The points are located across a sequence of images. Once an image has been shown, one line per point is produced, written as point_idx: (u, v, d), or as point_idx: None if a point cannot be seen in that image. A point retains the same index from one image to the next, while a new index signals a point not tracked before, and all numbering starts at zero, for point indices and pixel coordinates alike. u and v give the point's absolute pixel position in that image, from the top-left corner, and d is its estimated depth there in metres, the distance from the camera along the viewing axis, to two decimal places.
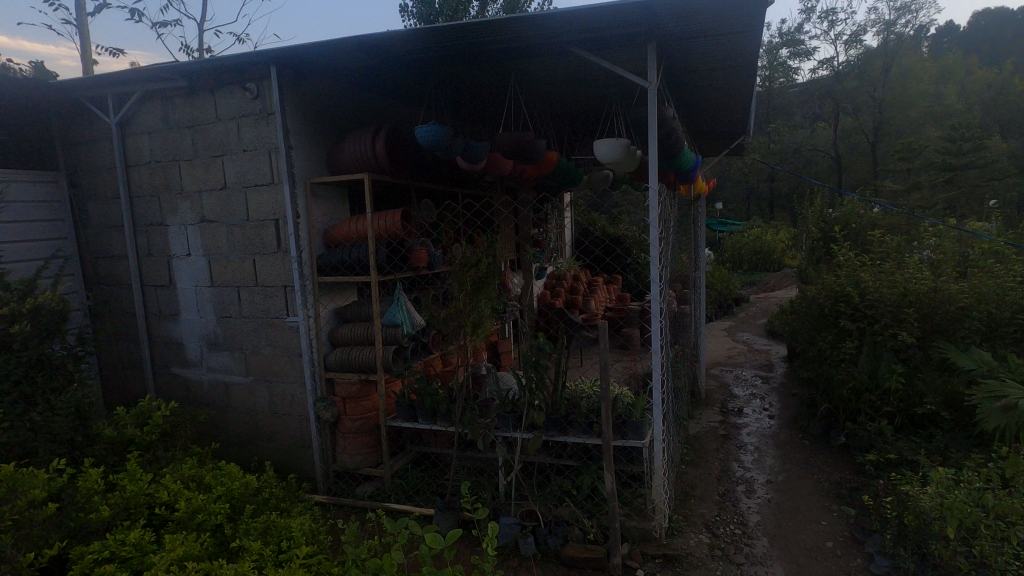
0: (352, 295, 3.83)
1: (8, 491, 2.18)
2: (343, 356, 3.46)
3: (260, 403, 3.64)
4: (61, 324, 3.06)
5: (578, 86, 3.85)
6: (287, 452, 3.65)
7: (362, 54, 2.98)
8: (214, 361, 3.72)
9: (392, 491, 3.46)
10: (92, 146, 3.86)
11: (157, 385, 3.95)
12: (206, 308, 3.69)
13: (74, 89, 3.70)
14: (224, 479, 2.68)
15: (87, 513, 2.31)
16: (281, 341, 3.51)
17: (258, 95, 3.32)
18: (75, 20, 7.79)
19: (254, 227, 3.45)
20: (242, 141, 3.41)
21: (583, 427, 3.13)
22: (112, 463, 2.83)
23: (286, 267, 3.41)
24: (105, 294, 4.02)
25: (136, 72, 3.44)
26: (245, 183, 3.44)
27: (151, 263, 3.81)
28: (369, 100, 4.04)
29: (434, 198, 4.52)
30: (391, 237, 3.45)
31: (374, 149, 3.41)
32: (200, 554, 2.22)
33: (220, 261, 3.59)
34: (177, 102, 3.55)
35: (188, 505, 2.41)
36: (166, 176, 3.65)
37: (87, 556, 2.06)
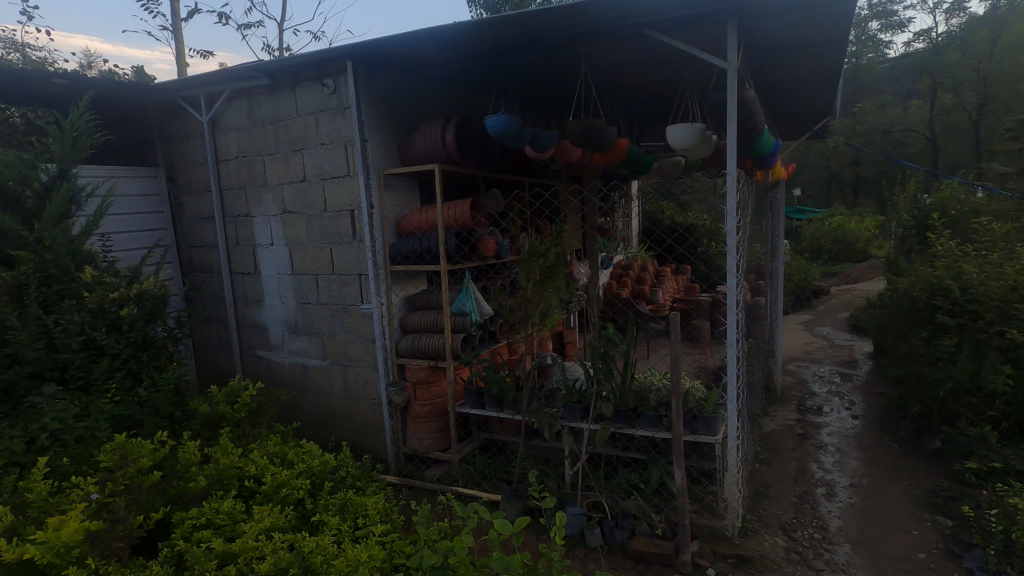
0: (422, 283, 3.93)
1: (120, 458, 2.40)
2: (413, 343, 3.56)
3: (336, 386, 3.82)
4: (162, 308, 3.32)
5: (650, 69, 3.73)
6: (361, 433, 3.81)
7: (433, 47, 3.02)
8: (295, 345, 3.93)
9: (460, 476, 3.54)
10: (187, 143, 4.15)
11: (244, 366, 4.22)
12: (287, 294, 3.90)
13: (170, 91, 3.98)
14: (305, 456, 2.84)
15: (187, 482, 2.51)
16: (356, 328, 3.66)
17: (335, 90, 3.44)
18: (170, 26, 8.39)
19: (331, 218, 3.60)
20: (320, 135, 3.56)
21: (652, 420, 3.07)
22: (207, 436, 3.06)
23: (361, 256, 3.54)
24: (198, 281, 4.33)
25: (225, 72, 3.66)
26: (323, 175, 3.59)
27: (239, 252, 4.06)
28: (439, 92, 4.10)
29: (502, 188, 4.55)
30: (461, 227, 3.51)
31: (445, 140, 3.47)
32: (285, 525, 2.37)
33: (300, 250, 3.78)
34: (261, 99, 3.75)
35: (274, 479, 2.58)
36: (252, 169, 3.88)
37: (187, 522, 2.26)
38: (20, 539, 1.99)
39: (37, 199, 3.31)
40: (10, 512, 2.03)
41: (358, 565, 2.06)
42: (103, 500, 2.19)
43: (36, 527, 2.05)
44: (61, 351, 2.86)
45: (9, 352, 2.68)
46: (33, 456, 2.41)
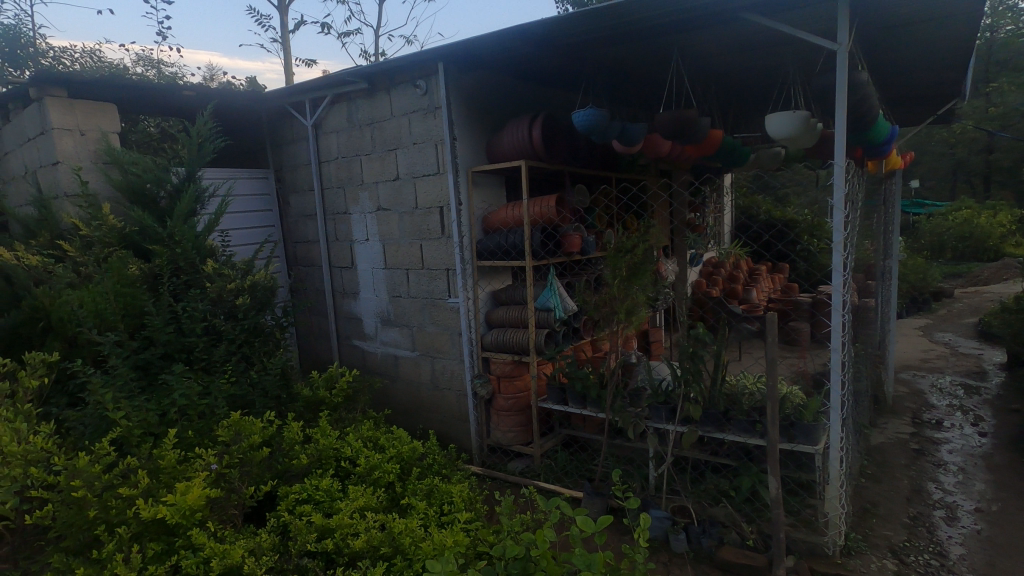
0: (507, 278, 4.00)
1: (236, 434, 2.65)
2: (498, 337, 3.63)
3: (424, 376, 3.97)
4: (271, 298, 3.62)
5: (748, 56, 3.54)
6: (447, 423, 3.93)
7: (521, 44, 3.04)
8: (386, 336, 4.13)
9: (542, 471, 3.56)
10: (293, 146, 4.47)
11: (341, 354, 4.49)
12: (380, 288, 4.10)
13: (280, 98, 4.31)
14: (396, 442, 2.97)
15: (291, 459, 2.71)
16: (444, 321, 3.78)
17: (427, 91, 3.57)
18: (280, 39, 9.07)
19: (422, 215, 3.74)
20: (412, 135, 3.70)
21: (744, 425, 2.92)
22: (308, 418, 3.28)
23: (449, 252, 3.66)
24: (302, 274, 4.66)
25: (327, 79, 3.90)
26: (415, 173, 3.74)
27: (338, 247, 4.33)
28: (526, 89, 4.13)
29: (588, 183, 4.51)
30: (547, 223, 3.56)
31: (531, 137, 3.50)
32: (377, 506, 2.50)
33: (392, 246, 3.96)
34: (359, 103, 3.96)
35: (367, 462, 2.73)
36: (350, 169, 4.11)
37: (291, 496, 2.45)
38: (154, 500, 2.26)
39: (169, 199, 3.72)
40: (146, 475, 2.31)
41: (444, 549, 2.14)
42: (221, 470, 2.42)
43: (167, 489, 2.33)
44: (188, 334, 3.19)
45: (146, 334, 3.04)
46: (165, 427, 2.72)
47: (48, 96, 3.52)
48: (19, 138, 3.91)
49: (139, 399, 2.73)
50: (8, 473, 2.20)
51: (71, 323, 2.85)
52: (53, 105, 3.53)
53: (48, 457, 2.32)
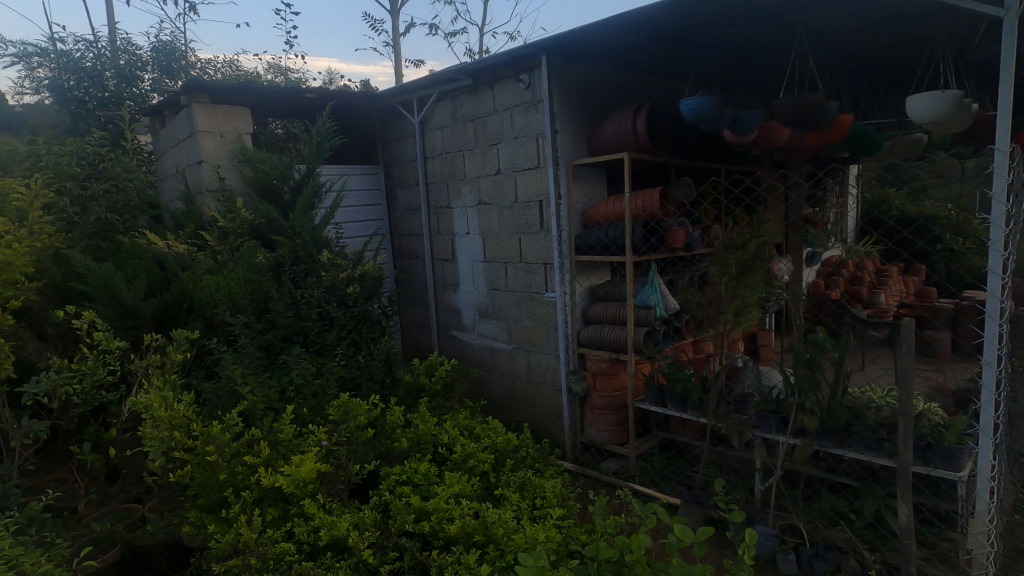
0: (606, 274, 3.91)
1: (344, 414, 2.82)
2: (595, 333, 3.57)
3: (519, 369, 3.99)
4: (379, 287, 3.82)
5: (886, 29, 3.16)
6: (541, 417, 3.93)
7: (627, 32, 2.94)
8: (484, 327, 4.21)
9: (637, 473, 3.46)
10: (401, 143, 4.67)
11: (441, 344, 4.64)
12: (479, 280, 4.18)
13: (390, 97, 4.52)
14: (491, 432, 3.00)
15: (393, 442, 2.83)
16: (540, 315, 3.78)
17: (529, 84, 3.57)
18: (392, 42, 9.52)
19: (521, 209, 3.76)
20: (514, 129, 3.72)
21: (868, 443, 2.64)
22: (409, 404, 3.40)
23: (547, 246, 3.64)
24: (406, 265, 4.87)
25: (434, 77, 4.03)
26: (516, 167, 3.76)
27: (440, 240, 4.47)
28: (631, 79, 4.00)
29: (695, 176, 4.30)
30: (649, 217, 3.44)
31: (636, 128, 3.40)
32: (471, 494, 2.55)
33: (492, 239, 4.01)
34: (463, 99, 4.05)
35: (462, 450, 2.78)
36: (453, 164, 4.22)
37: (392, 477, 2.56)
38: (273, 470, 2.47)
39: (292, 194, 4.04)
40: (267, 447, 2.53)
41: (536, 544, 2.13)
42: (330, 447, 2.59)
43: (284, 460, 2.53)
44: (305, 319, 3.45)
45: (270, 317, 3.32)
46: (283, 403, 2.96)
47: (194, 102, 3.95)
48: (172, 141, 4.43)
49: (262, 376, 2.99)
50: (157, 436, 2.51)
51: (209, 305, 3.19)
52: (198, 111, 3.97)
53: (188, 423, 2.62)
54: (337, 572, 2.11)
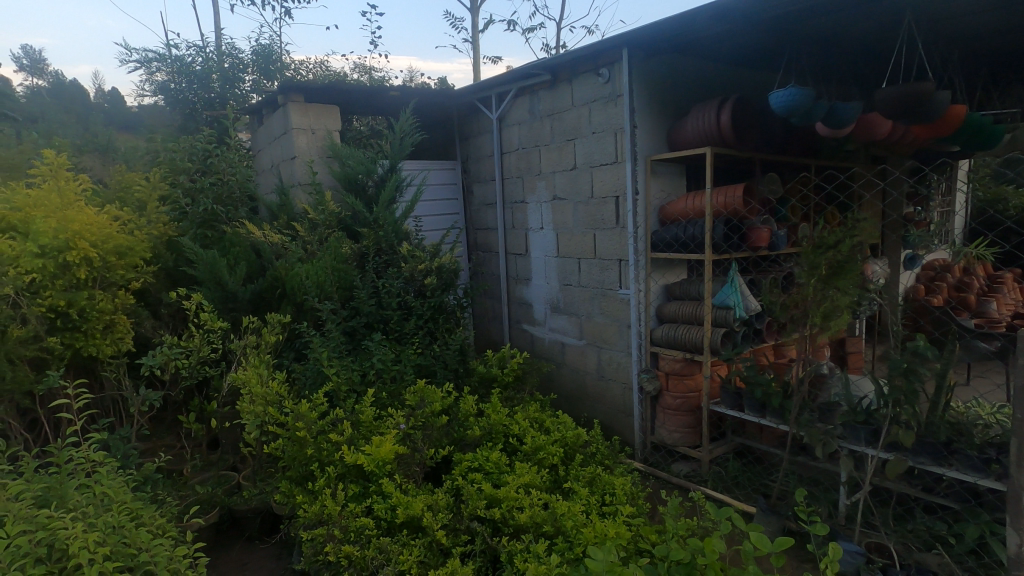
0: (683, 272, 3.82)
1: (421, 400, 2.92)
2: (670, 332, 3.50)
3: (590, 365, 3.97)
4: (455, 279, 3.92)
5: (1011, 10, 2.87)
6: (610, 415, 3.89)
7: (715, 22, 2.85)
8: (555, 322, 4.22)
9: (710, 477, 3.36)
10: (479, 138, 4.77)
11: (513, 337, 4.70)
12: (552, 275, 4.20)
13: (469, 94, 4.61)
14: (560, 426, 3.02)
15: (466, 429, 2.91)
16: (613, 312, 3.74)
17: (609, 79, 3.53)
18: (471, 39, 9.69)
19: (597, 204, 3.73)
20: (592, 124, 3.70)
21: (972, 462, 2.43)
22: (482, 394, 3.47)
23: (623, 242, 3.60)
24: (480, 259, 4.96)
25: (513, 73, 4.07)
26: (592, 163, 3.74)
27: (514, 235, 4.53)
28: (716, 70, 3.86)
29: (782, 172, 4.10)
30: (731, 214, 3.32)
31: (719, 122, 3.29)
32: (541, 485, 2.58)
33: (566, 234, 4.02)
34: (541, 94, 4.07)
35: (532, 442, 2.81)
36: (529, 159, 4.26)
37: (465, 463, 2.64)
38: (355, 448, 2.62)
39: (375, 188, 4.23)
40: (349, 427, 2.68)
41: (605, 539, 2.13)
42: (407, 430, 2.71)
43: (364, 440, 2.68)
44: (386, 307, 3.59)
45: (354, 305, 3.50)
46: (364, 386, 3.11)
47: (290, 102, 4.23)
48: (269, 138, 4.77)
49: (346, 360, 3.16)
50: (254, 410, 2.73)
51: (300, 291, 3.41)
52: (293, 110, 4.24)
53: (280, 400, 2.83)
54: (412, 550, 2.22)
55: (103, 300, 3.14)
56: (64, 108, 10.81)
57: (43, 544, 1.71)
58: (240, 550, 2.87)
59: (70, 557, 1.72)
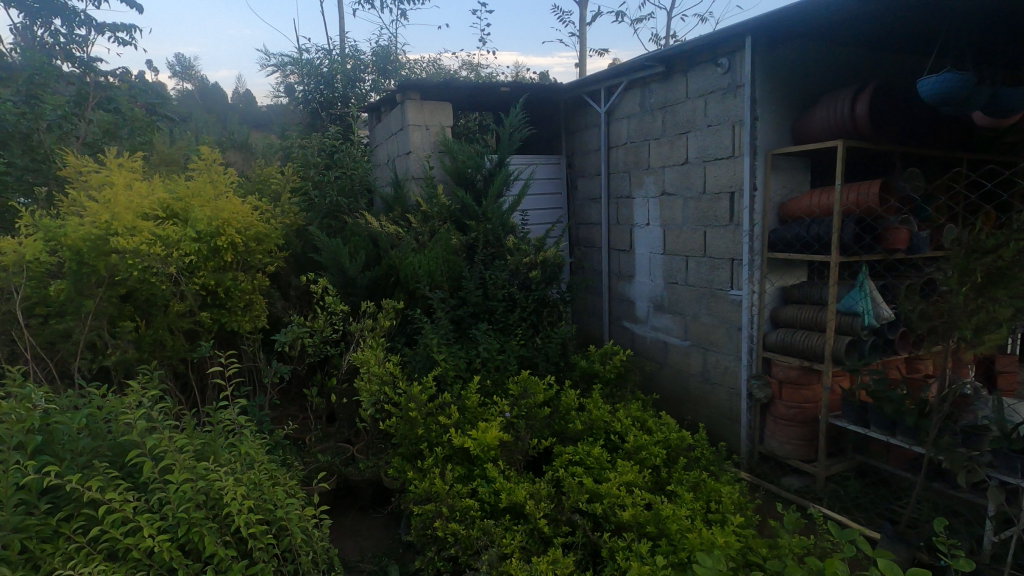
0: (802, 274, 3.57)
1: (524, 390, 2.97)
2: (786, 337, 3.29)
3: (694, 368, 3.82)
4: (558, 273, 3.94)
5: None
6: (714, 420, 3.72)
7: (856, 3, 2.62)
8: (658, 320, 4.11)
9: (825, 495, 3.13)
10: (586, 133, 4.75)
11: (612, 334, 4.64)
12: (656, 273, 4.10)
13: (578, 88, 4.60)
14: (663, 427, 2.95)
15: (567, 423, 2.92)
16: (722, 313, 3.58)
17: (728, 69, 3.37)
18: (578, 32, 9.61)
19: (709, 201, 3.59)
20: (707, 117, 3.56)
21: None
22: (582, 388, 3.47)
23: (736, 241, 3.43)
24: (582, 254, 4.94)
25: (625, 66, 4.01)
26: (706, 157, 3.59)
27: (618, 231, 4.46)
28: (849, 56, 3.56)
29: (925, 167, 3.70)
30: (864, 212, 3.05)
31: (854, 113, 3.04)
32: (643, 485, 2.54)
33: (674, 231, 3.90)
34: (653, 87, 3.97)
35: (635, 441, 2.77)
36: (638, 154, 4.17)
37: (566, 456, 2.66)
38: (461, 431, 2.74)
39: (484, 182, 4.37)
40: (456, 411, 2.81)
41: (713, 547, 2.07)
42: (511, 419, 2.79)
43: (469, 425, 2.79)
44: (491, 298, 3.66)
45: (461, 294, 3.61)
46: (470, 373, 3.22)
47: (408, 100, 4.47)
48: (387, 134, 5.07)
49: (453, 347, 3.29)
50: (371, 388, 2.94)
51: (413, 279, 3.60)
52: (411, 107, 4.48)
53: (394, 381, 3.01)
54: (515, 535, 2.29)
55: (244, 281, 3.51)
56: (210, 110, 12.15)
57: (202, 490, 1.96)
58: (354, 518, 3.10)
59: (223, 505, 1.95)
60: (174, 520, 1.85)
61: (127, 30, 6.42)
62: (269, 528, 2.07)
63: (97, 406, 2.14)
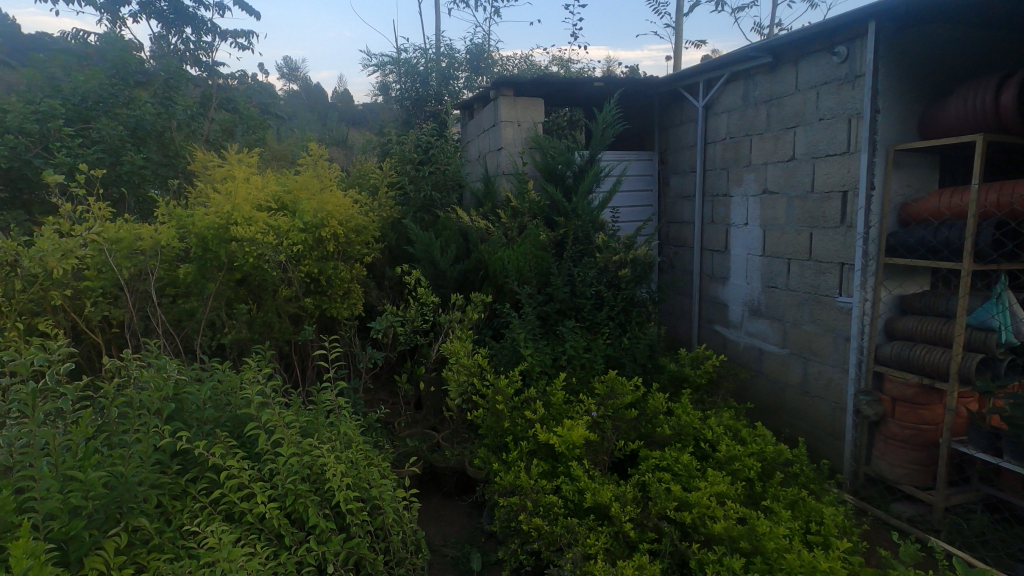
0: (925, 283, 3.24)
1: (610, 390, 2.92)
2: (902, 351, 3.01)
3: (793, 378, 3.58)
4: (648, 272, 3.84)
5: None
6: (814, 435, 3.47)
7: None
8: (754, 326, 3.90)
9: (943, 528, 2.84)
10: (681, 128, 4.58)
11: (702, 338, 4.46)
12: (754, 275, 3.88)
13: (675, 82, 4.44)
14: (758, 438, 2.79)
15: (654, 427, 2.84)
16: (828, 321, 3.33)
17: (847, 58, 3.12)
18: (674, 23, 9.25)
19: (817, 200, 3.34)
20: (819, 110, 3.31)
21: None
22: (671, 392, 3.36)
23: (848, 244, 3.17)
24: (673, 253, 4.78)
25: (728, 57, 3.82)
26: (816, 153, 3.34)
27: (713, 230, 4.28)
28: (992, 40, 3.18)
29: None
30: (1007, 215, 2.71)
31: (996, 104, 2.72)
32: (735, 497, 2.42)
33: (775, 232, 3.67)
34: (759, 79, 3.76)
35: (728, 451, 2.64)
36: (738, 150, 3.97)
37: (653, 460, 2.59)
38: (546, 428, 2.75)
39: (574, 178, 4.33)
40: (542, 406, 2.81)
41: (814, 571, 1.93)
42: (597, 419, 2.76)
43: (554, 421, 2.79)
44: (579, 296, 3.62)
45: (549, 291, 3.60)
46: (556, 370, 3.22)
47: (502, 96, 4.52)
48: (479, 130, 5.16)
49: (540, 342, 3.30)
50: (459, 378, 3.01)
51: (501, 274, 3.64)
52: (504, 103, 4.52)
53: (482, 373, 3.07)
54: (600, 536, 2.26)
55: (344, 271, 3.74)
56: (313, 109, 12.98)
57: (307, 464, 2.10)
58: (439, 503, 3.20)
59: (325, 480, 2.08)
60: (283, 490, 2.00)
61: (246, 35, 6.99)
62: (364, 506, 2.18)
63: (220, 380, 2.35)
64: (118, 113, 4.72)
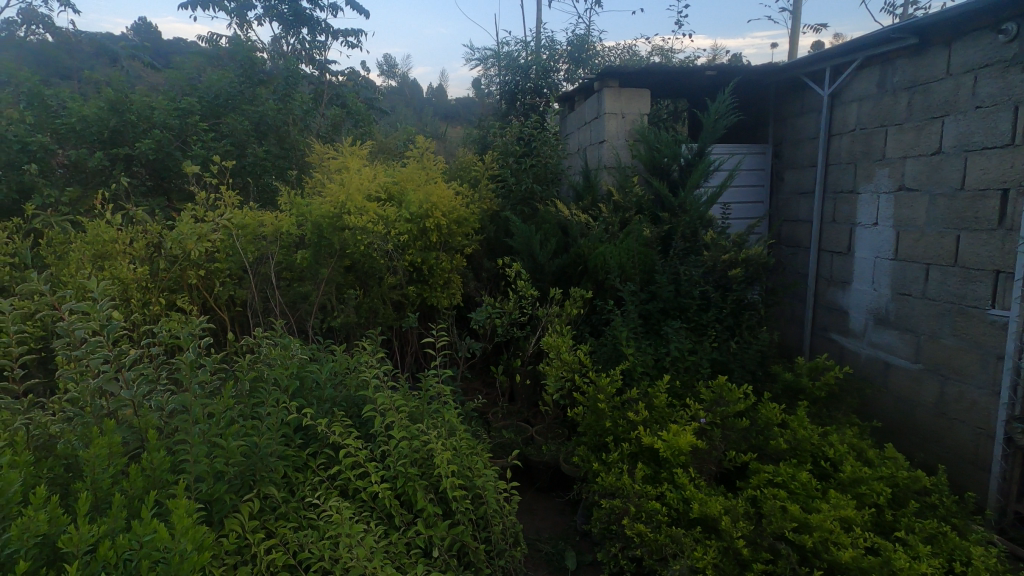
0: None
1: (718, 396, 2.76)
2: None
3: (928, 397, 3.21)
4: (761, 274, 3.59)
5: None
6: (952, 462, 3.10)
7: None
8: (880, 336, 3.54)
9: None
10: (802, 119, 4.24)
11: (816, 346, 4.12)
12: (882, 281, 3.53)
13: (797, 68, 4.11)
14: (888, 462, 2.54)
15: (766, 439, 2.65)
16: (974, 336, 2.95)
17: (1016, 36, 2.72)
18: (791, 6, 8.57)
19: (969, 199, 2.96)
20: (976, 96, 2.92)
21: None
22: (784, 402, 3.13)
23: (1007, 249, 2.78)
24: (786, 253, 4.45)
25: (864, 40, 3.46)
26: (969, 146, 2.96)
27: (834, 230, 3.93)
28: None
29: None
30: None
31: None
32: (862, 524, 2.20)
33: (912, 233, 3.30)
34: (900, 63, 3.38)
35: (853, 472, 2.41)
36: (869, 142, 3.61)
37: (767, 475, 2.42)
38: (650, 431, 2.64)
39: (680, 172, 4.14)
40: (645, 408, 2.71)
41: None
42: (705, 425, 2.62)
43: (657, 425, 2.68)
44: (685, 295, 3.44)
45: (652, 289, 3.46)
46: (658, 371, 3.09)
47: (606, 87, 4.39)
48: (579, 122, 5.09)
49: (642, 342, 3.19)
50: (559, 373, 2.98)
51: (603, 270, 3.55)
52: (608, 95, 4.39)
53: (582, 369, 3.01)
54: (708, 551, 2.14)
55: (445, 261, 3.84)
56: (409, 104, 13.41)
57: (417, 449, 2.15)
58: (533, 497, 3.19)
59: (433, 466, 2.13)
60: (394, 471, 2.07)
61: (356, 34, 7.33)
62: (467, 494, 2.21)
63: (335, 361, 2.47)
64: (245, 109, 5.11)
